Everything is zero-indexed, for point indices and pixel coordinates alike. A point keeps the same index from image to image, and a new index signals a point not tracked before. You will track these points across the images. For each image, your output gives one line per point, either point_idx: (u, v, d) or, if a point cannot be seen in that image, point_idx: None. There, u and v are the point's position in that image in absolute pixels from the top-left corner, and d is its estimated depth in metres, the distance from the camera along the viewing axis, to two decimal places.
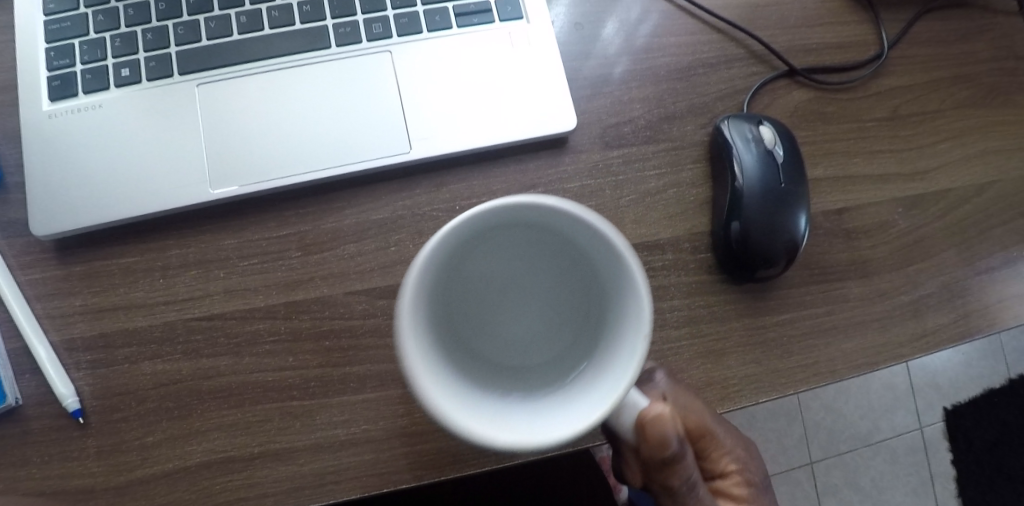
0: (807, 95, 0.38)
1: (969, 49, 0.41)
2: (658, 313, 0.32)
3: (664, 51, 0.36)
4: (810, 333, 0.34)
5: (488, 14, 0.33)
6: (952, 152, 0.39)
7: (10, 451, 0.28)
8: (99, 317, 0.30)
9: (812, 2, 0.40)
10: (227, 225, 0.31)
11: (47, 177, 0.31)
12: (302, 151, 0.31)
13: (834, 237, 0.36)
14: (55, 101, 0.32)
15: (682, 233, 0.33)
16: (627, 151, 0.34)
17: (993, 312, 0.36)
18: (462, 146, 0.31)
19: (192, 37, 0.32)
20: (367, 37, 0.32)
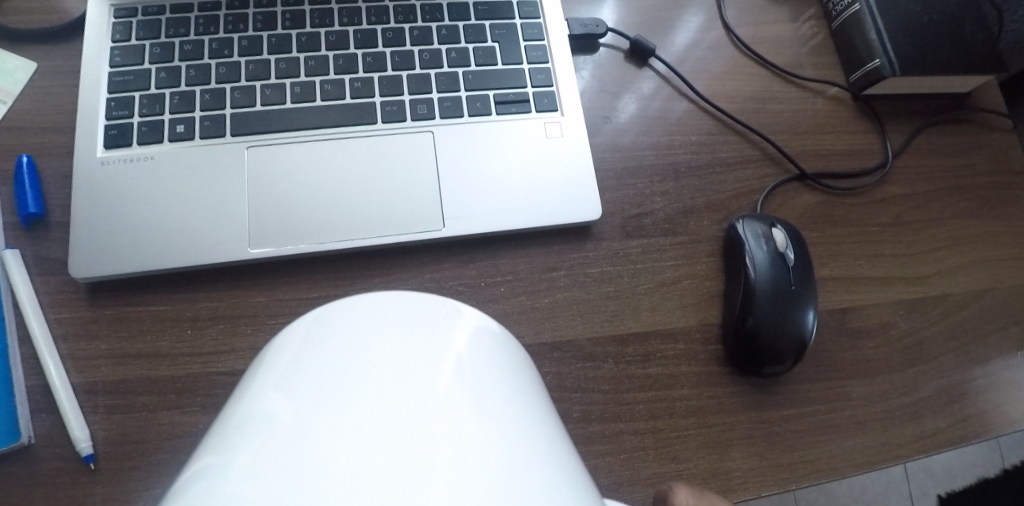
0: (816, 197, 0.40)
1: (968, 163, 0.43)
2: (666, 401, 0.32)
3: (684, 149, 0.39)
4: (813, 429, 0.34)
5: (525, 104, 0.36)
6: (950, 259, 0.40)
7: (14, 492, 0.28)
8: (124, 362, 0.31)
9: (822, 109, 0.43)
10: (259, 283, 0.33)
11: (93, 221, 0.32)
12: (341, 219, 0.33)
13: (840, 334, 0.37)
14: (109, 149, 0.33)
15: (694, 322, 0.34)
16: (646, 242, 0.36)
17: (989, 418, 0.36)
18: (495, 227, 0.34)
19: (248, 101, 0.35)
20: (411, 116, 0.35)
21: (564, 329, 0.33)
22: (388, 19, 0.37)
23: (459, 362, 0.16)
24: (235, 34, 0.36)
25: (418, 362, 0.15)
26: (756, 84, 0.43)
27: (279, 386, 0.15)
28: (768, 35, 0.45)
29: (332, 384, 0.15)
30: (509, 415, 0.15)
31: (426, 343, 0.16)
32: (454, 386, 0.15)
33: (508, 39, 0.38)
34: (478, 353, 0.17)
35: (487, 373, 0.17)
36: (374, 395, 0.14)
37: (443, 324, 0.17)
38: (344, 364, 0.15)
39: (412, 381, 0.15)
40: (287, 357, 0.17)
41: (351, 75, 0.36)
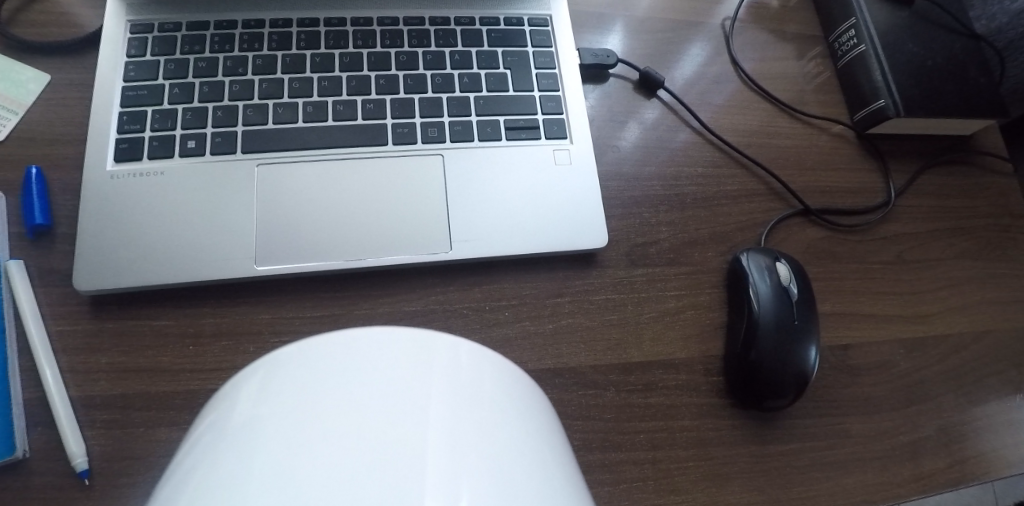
0: (819, 233, 0.40)
1: (969, 204, 0.44)
2: (667, 432, 0.32)
3: (690, 181, 0.40)
4: (814, 465, 0.33)
5: (535, 131, 0.37)
6: (951, 299, 0.40)
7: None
8: (123, 376, 0.31)
9: (827, 146, 0.44)
10: (264, 300, 0.33)
11: (99, 233, 0.32)
12: (348, 238, 0.33)
13: (842, 371, 0.36)
14: (120, 163, 0.33)
15: (696, 354, 0.34)
16: (650, 270, 0.36)
17: (989, 460, 0.36)
18: (501, 252, 0.34)
19: (260, 119, 0.35)
20: (422, 139, 0.36)
21: (566, 356, 0.33)
22: (402, 43, 0.38)
23: (455, 421, 0.16)
24: (250, 53, 0.37)
25: (412, 422, 0.15)
26: (761, 118, 0.44)
27: (266, 429, 0.15)
28: (774, 71, 0.46)
29: (323, 442, 0.15)
30: (504, 476, 0.15)
31: (421, 398, 0.16)
32: (447, 451, 0.15)
33: (520, 66, 0.39)
34: (477, 402, 0.17)
35: (484, 425, 0.16)
36: (366, 462, 0.14)
37: (440, 374, 0.17)
38: (335, 418, 0.15)
39: (405, 446, 0.15)
40: (276, 390, 0.16)
41: (363, 96, 0.36)
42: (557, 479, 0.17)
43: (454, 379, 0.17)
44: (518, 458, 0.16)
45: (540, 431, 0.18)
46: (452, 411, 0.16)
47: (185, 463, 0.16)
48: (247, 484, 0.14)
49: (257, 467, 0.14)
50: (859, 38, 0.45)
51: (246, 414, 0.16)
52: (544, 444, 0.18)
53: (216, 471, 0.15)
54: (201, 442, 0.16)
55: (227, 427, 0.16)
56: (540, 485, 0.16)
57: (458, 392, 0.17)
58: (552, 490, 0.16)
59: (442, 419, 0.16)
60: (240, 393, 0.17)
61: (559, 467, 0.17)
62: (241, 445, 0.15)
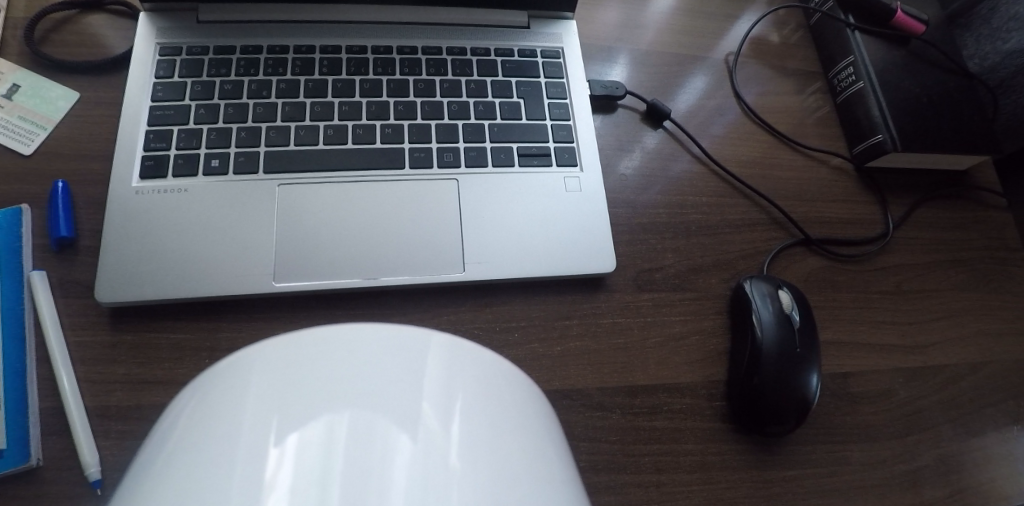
0: (819, 262, 0.41)
1: (964, 237, 0.45)
2: (670, 454, 0.33)
3: (695, 209, 0.41)
4: (814, 491, 0.34)
5: (547, 158, 0.38)
6: (948, 330, 0.41)
7: None
8: (140, 388, 0.31)
9: (826, 177, 0.45)
10: (280, 316, 0.33)
11: (123, 247, 0.33)
12: (362, 257, 0.34)
13: (842, 398, 0.37)
14: (144, 179, 0.35)
15: (700, 378, 0.35)
16: (656, 295, 0.37)
17: (985, 490, 0.36)
18: (511, 273, 0.35)
19: (282, 141, 0.36)
20: (437, 163, 0.37)
21: (574, 377, 0.34)
22: (419, 71, 0.40)
23: (447, 395, 0.17)
24: (274, 77, 0.38)
25: (407, 395, 0.17)
26: (764, 150, 0.45)
27: (271, 397, 0.16)
28: (776, 105, 0.48)
29: (326, 409, 0.16)
30: (491, 444, 0.17)
31: (417, 375, 0.17)
32: (439, 422, 0.16)
33: (532, 95, 0.40)
34: (469, 378, 0.18)
35: (476, 398, 0.18)
36: (364, 428, 0.16)
37: (436, 353, 0.18)
38: (338, 389, 0.17)
39: (402, 415, 0.16)
40: (279, 359, 0.17)
41: (382, 121, 0.38)
42: (538, 445, 0.18)
43: (449, 356, 0.18)
44: (504, 427, 0.17)
45: (525, 403, 0.19)
46: (446, 386, 0.17)
47: (181, 423, 0.17)
48: (251, 446, 0.15)
49: (260, 430, 0.16)
50: (858, 75, 0.46)
51: (244, 380, 0.17)
52: (529, 415, 0.19)
53: (218, 433, 0.16)
54: (197, 403, 0.17)
55: (223, 390, 0.17)
56: (523, 452, 0.17)
57: (453, 369, 0.18)
58: (534, 456, 0.17)
59: (436, 393, 0.17)
60: (233, 358, 0.18)
61: (539, 435, 0.19)
62: (241, 410, 0.16)
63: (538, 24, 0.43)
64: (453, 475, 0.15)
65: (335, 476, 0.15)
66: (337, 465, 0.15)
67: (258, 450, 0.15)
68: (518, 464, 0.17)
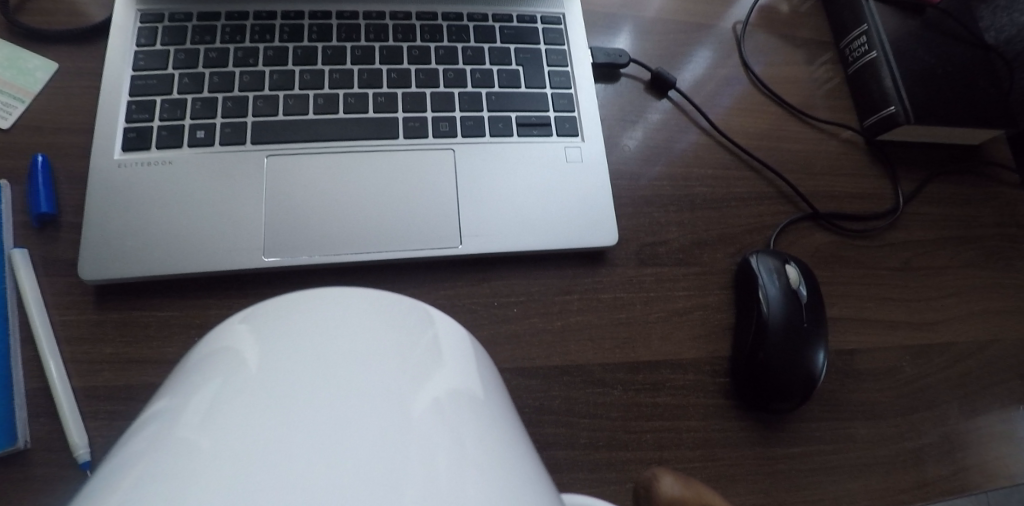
0: (827, 238, 0.40)
1: (975, 212, 0.44)
2: (673, 431, 0.32)
3: (700, 181, 0.40)
4: (819, 469, 0.33)
5: (546, 128, 0.37)
6: (956, 306, 0.40)
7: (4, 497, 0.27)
8: (127, 367, 0.30)
9: (835, 150, 0.44)
10: (271, 291, 0.32)
11: (106, 223, 0.32)
12: (355, 230, 0.33)
13: (849, 376, 0.36)
14: (127, 152, 0.33)
15: (703, 355, 0.34)
16: (659, 270, 0.36)
17: (993, 467, 0.35)
18: (510, 247, 0.34)
19: (270, 111, 0.35)
20: (432, 133, 0.36)
21: (574, 353, 0.33)
22: (413, 37, 0.38)
23: (431, 363, 0.15)
24: (262, 44, 0.37)
25: (388, 354, 0.15)
26: (771, 122, 0.44)
27: (240, 356, 0.15)
28: (784, 76, 0.46)
29: (295, 363, 0.14)
30: (476, 416, 0.15)
31: (400, 340, 0.16)
32: (419, 385, 0.14)
33: (532, 63, 0.39)
34: (454, 354, 0.17)
35: (462, 373, 0.16)
36: (336, 384, 0.14)
37: (423, 326, 0.17)
38: (312, 344, 0.15)
39: (379, 375, 0.14)
40: (256, 323, 0.16)
41: (375, 89, 0.36)
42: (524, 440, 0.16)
43: (436, 331, 0.17)
44: (490, 410, 0.16)
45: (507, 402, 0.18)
46: (429, 354, 0.16)
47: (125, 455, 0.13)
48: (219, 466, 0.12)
49: (223, 386, 0.14)
50: (870, 44, 0.45)
51: (214, 393, 0.14)
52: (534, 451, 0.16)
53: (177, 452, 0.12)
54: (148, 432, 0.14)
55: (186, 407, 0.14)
56: (510, 437, 0.15)
57: (439, 342, 0.16)
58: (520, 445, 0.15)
59: (419, 358, 0.15)
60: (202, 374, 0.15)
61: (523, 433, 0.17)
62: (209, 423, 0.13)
63: None
64: (432, 435, 0.13)
65: (296, 428, 0.13)
66: (299, 419, 0.13)
67: (215, 405, 0.13)
68: (506, 444, 0.14)
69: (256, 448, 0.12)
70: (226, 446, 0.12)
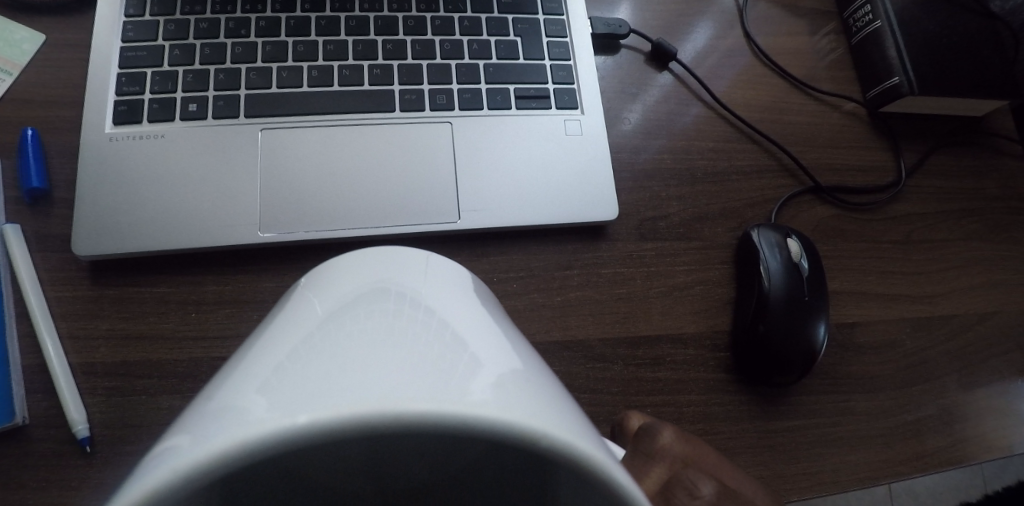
0: (829, 211, 0.40)
1: (978, 184, 0.43)
2: (674, 405, 0.32)
3: (702, 155, 0.39)
4: (820, 442, 0.33)
5: (546, 101, 0.36)
6: (957, 279, 0.40)
7: (3, 473, 0.27)
8: (124, 343, 0.30)
9: (838, 123, 0.43)
10: (268, 268, 0.32)
11: (99, 198, 0.31)
12: (352, 205, 0.32)
13: (849, 350, 0.36)
14: (118, 125, 0.33)
15: (704, 328, 0.34)
16: (660, 245, 0.36)
17: (991, 438, 0.35)
18: (510, 222, 0.33)
19: (263, 83, 0.34)
20: (430, 106, 0.35)
21: (575, 328, 0.33)
22: (409, 7, 0.37)
23: (466, 327, 0.15)
24: (253, 14, 0.36)
25: (421, 318, 0.14)
26: (774, 94, 0.43)
27: (273, 337, 0.15)
28: (787, 46, 0.45)
29: (326, 331, 0.14)
30: (518, 368, 0.14)
31: (433, 310, 0.15)
32: (456, 341, 0.14)
33: (531, 34, 0.38)
34: (489, 326, 0.16)
35: (498, 339, 0.15)
36: (364, 337, 0.13)
37: (456, 304, 0.17)
38: (344, 317, 0.15)
39: (413, 331, 0.14)
40: (291, 313, 0.16)
41: (370, 61, 0.35)
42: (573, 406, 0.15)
43: (470, 308, 0.16)
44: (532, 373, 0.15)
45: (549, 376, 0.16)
46: (463, 321, 0.15)
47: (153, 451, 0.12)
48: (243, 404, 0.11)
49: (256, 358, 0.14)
50: (875, 14, 0.44)
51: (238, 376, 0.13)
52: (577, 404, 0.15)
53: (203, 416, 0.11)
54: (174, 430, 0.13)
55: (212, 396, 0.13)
56: (556, 394, 0.14)
57: (472, 316, 0.16)
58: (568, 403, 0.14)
59: (453, 324, 0.15)
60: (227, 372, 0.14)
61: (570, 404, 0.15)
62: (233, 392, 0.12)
63: None
64: (472, 370, 0.12)
65: (328, 370, 0.12)
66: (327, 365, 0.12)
67: (249, 370, 0.13)
68: (553, 395, 0.13)
69: (286, 378, 0.12)
70: (254, 391, 0.11)
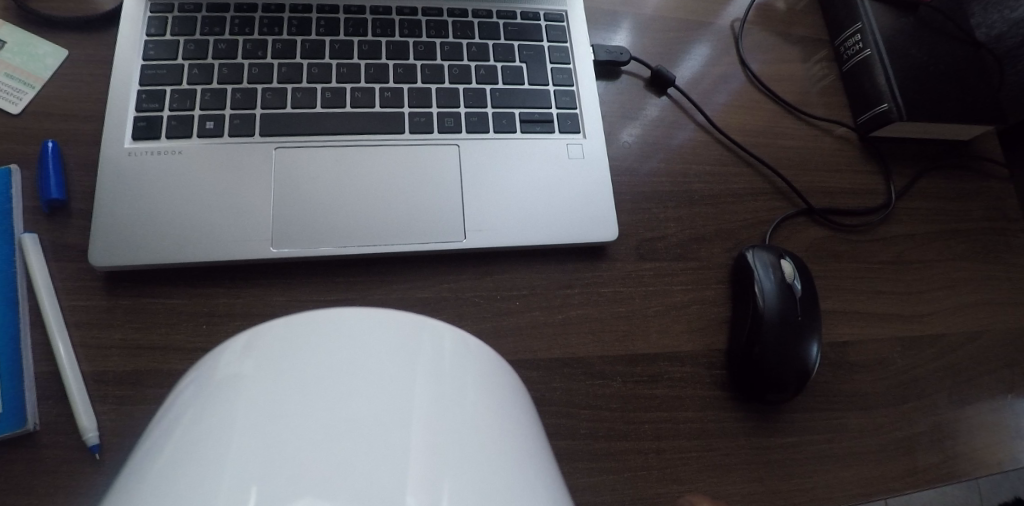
0: (821, 233, 0.41)
1: (965, 207, 0.45)
2: (670, 421, 0.33)
3: (699, 178, 0.41)
4: (812, 457, 0.34)
5: (549, 124, 0.38)
6: (946, 299, 0.41)
7: (14, 478, 0.28)
8: (136, 353, 0.31)
9: (830, 147, 0.45)
10: (278, 282, 0.33)
11: (117, 211, 0.32)
12: (361, 224, 0.34)
13: (841, 368, 0.37)
14: (137, 140, 0.34)
15: (700, 346, 0.35)
16: (658, 264, 0.37)
17: (979, 456, 0.36)
18: (513, 242, 0.35)
19: (279, 103, 0.35)
20: (438, 128, 0.36)
21: (575, 345, 0.34)
22: (419, 33, 0.38)
23: (440, 386, 0.16)
24: (270, 37, 0.37)
25: (386, 348, 0.16)
26: (768, 118, 0.44)
27: (249, 393, 0.15)
28: (782, 73, 0.47)
29: (296, 369, 0.16)
30: (484, 434, 0.16)
31: (407, 364, 0.16)
32: (419, 415, 0.15)
33: (535, 60, 0.39)
34: (460, 367, 0.17)
35: (469, 389, 0.17)
36: (344, 417, 0.15)
37: (430, 340, 0.17)
38: (315, 349, 0.16)
39: (391, 408, 0.15)
40: (260, 350, 0.17)
41: (381, 84, 0.37)
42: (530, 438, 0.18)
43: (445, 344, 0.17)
44: (482, 408, 0.17)
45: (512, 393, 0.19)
46: (435, 373, 0.16)
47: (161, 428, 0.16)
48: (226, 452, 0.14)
49: (237, 429, 0.15)
50: (866, 42, 0.46)
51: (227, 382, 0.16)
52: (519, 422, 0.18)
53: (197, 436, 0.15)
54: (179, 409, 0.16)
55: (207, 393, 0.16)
56: (518, 443, 0.17)
57: (443, 360, 0.17)
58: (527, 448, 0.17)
59: (429, 384, 0.16)
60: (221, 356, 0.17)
61: (525, 423, 0.18)
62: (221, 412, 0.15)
63: None
64: (447, 469, 0.14)
65: (318, 475, 0.13)
66: (315, 466, 0.14)
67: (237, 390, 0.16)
68: (514, 455, 0.16)
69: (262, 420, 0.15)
70: (230, 476, 0.13)
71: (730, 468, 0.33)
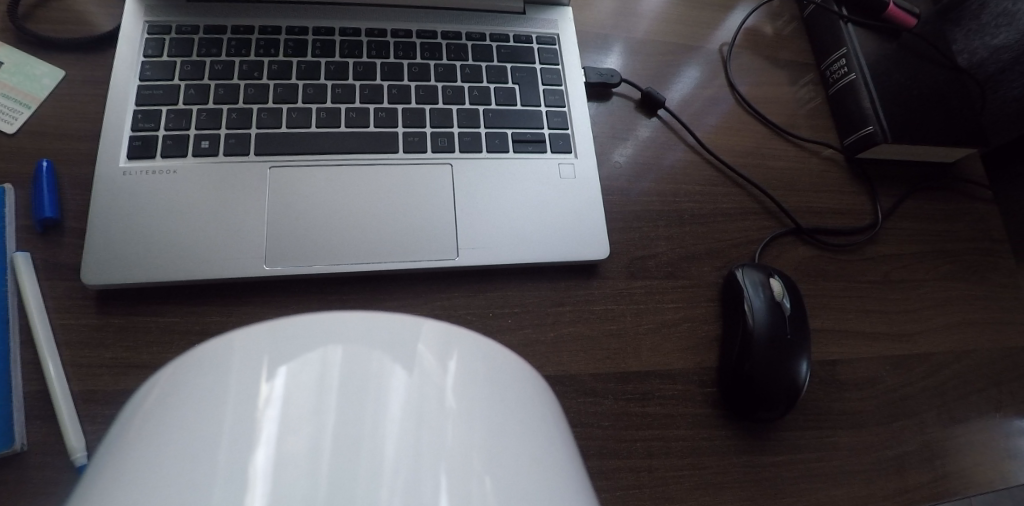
0: (810, 252, 0.42)
1: (950, 227, 0.45)
2: (662, 439, 0.33)
3: (689, 197, 0.41)
4: (803, 476, 0.34)
5: (541, 144, 0.38)
6: (934, 318, 0.41)
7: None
8: (127, 372, 0.31)
9: (817, 168, 0.45)
10: (270, 300, 0.33)
11: (110, 230, 0.33)
12: (355, 242, 0.34)
13: (831, 386, 0.37)
14: (132, 159, 0.34)
15: (691, 364, 0.35)
16: (649, 283, 0.37)
17: (969, 474, 0.36)
18: (506, 260, 0.35)
19: (274, 123, 0.36)
20: (432, 148, 0.37)
21: (567, 363, 0.34)
22: (414, 55, 0.39)
23: (443, 390, 0.17)
24: (266, 58, 0.38)
25: (385, 346, 0.17)
26: (756, 140, 0.45)
27: (244, 384, 0.16)
28: (769, 96, 0.48)
29: (293, 362, 0.16)
30: (493, 428, 0.17)
31: (405, 368, 0.17)
32: (418, 414, 0.16)
33: (528, 82, 0.40)
34: (462, 363, 0.18)
35: (472, 382, 0.17)
36: (350, 425, 0.15)
37: (428, 339, 0.17)
38: (312, 344, 0.17)
39: (389, 404, 0.16)
40: (248, 361, 0.16)
41: (375, 104, 0.37)
42: (542, 427, 0.18)
43: (444, 344, 0.18)
44: (488, 404, 0.17)
45: (521, 379, 0.19)
46: (437, 376, 0.17)
47: (153, 412, 0.16)
48: (226, 444, 0.15)
49: (239, 439, 0.15)
50: (849, 67, 0.47)
51: (222, 373, 0.16)
52: (534, 416, 0.18)
53: (194, 429, 0.15)
54: (171, 396, 0.16)
55: (202, 381, 0.16)
56: (530, 435, 0.17)
57: (444, 356, 0.17)
58: (538, 436, 0.18)
59: (429, 390, 0.16)
60: (215, 345, 0.17)
61: (536, 410, 0.19)
62: (217, 405, 0.16)
63: (535, 11, 0.43)
64: (455, 466, 0.15)
65: (331, 486, 0.14)
66: (326, 475, 0.14)
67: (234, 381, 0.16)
68: (524, 443, 0.17)
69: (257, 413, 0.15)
70: (231, 468, 0.14)
71: (721, 487, 0.33)
